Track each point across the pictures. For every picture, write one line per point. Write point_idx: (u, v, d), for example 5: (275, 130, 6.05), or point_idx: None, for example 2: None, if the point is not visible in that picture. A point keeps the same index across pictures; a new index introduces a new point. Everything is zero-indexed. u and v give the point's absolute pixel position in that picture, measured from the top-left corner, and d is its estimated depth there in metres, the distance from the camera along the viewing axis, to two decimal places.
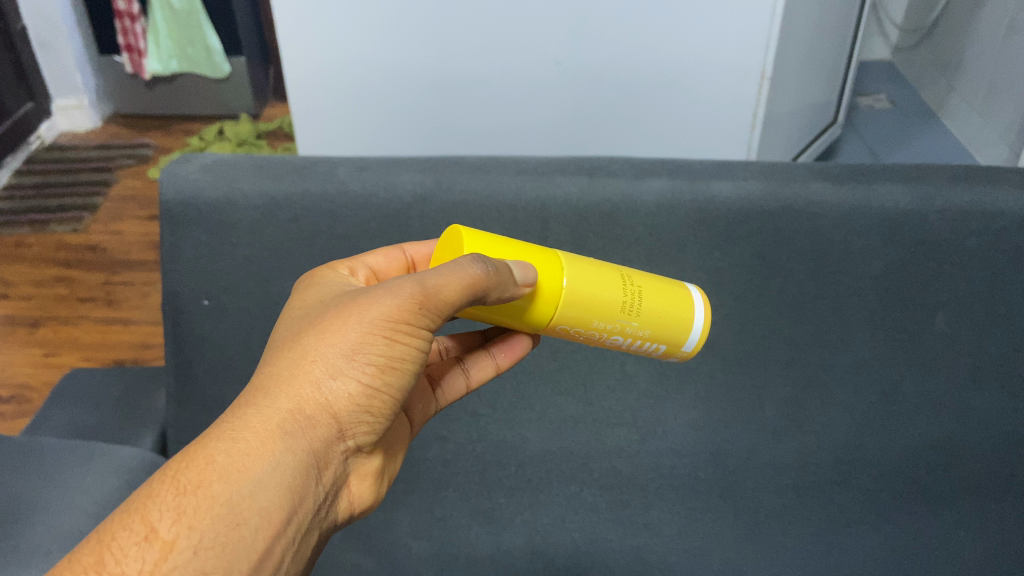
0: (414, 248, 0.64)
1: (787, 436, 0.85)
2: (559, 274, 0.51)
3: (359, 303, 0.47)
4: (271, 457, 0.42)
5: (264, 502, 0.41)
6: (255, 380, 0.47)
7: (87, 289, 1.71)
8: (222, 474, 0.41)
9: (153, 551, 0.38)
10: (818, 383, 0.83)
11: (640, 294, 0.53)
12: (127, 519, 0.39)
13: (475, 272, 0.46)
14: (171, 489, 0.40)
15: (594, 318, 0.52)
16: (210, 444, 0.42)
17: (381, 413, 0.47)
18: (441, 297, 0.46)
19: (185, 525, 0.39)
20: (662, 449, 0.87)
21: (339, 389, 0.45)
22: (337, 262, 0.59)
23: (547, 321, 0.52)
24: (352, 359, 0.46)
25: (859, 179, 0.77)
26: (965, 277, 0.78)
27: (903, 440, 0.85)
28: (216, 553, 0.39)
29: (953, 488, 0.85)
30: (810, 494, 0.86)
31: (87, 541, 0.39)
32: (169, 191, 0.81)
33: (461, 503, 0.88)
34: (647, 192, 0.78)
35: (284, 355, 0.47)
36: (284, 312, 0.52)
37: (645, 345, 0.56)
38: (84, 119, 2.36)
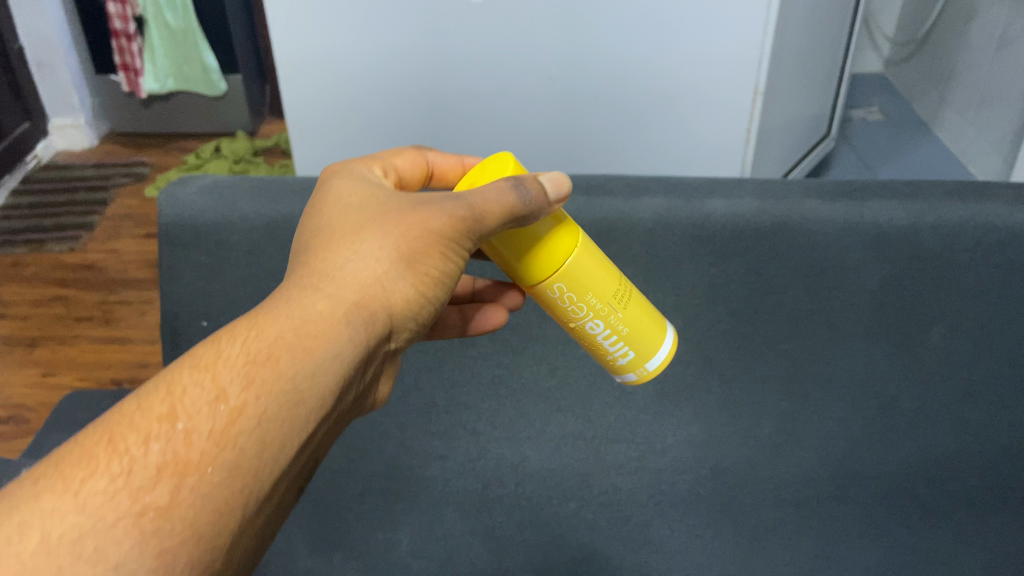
0: (436, 156, 0.63)
1: (786, 451, 0.86)
2: (576, 238, 0.52)
3: (413, 209, 0.48)
4: (336, 343, 0.43)
5: (325, 385, 0.42)
6: (308, 263, 0.46)
7: (84, 308, 1.71)
8: (290, 351, 0.41)
9: (221, 412, 0.38)
10: (815, 398, 0.84)
11: (628, 293, 0.55)
12: (195, 377, 0.39)
13: (519, 200, 0.47)
14: (239, 357, 0.40)
15: (590, 292, 0.53)
16: (277, 321, 0.42)
17: (423, 313, 0.49)
18: (487, 221, 0.47)
19: (253, 393, 0.39)
20: (661, 465, 0.88)
21: (392, 288, 0.46)
22: (369, 160, 0.58)
23: (547, 279, 0.52)
24: (406, 262, 0.46)
25: (853, 196, 0.77)
26: (960, 292, 0.78)
27: (900, 454, 0.85)
28: (278, 426, 0.40)
29: (951, 501, 0.86)
30: (809, 509, 0.87)
31: (153, 392, 0.38)
32: (167, 213, 0.82)
33: (461, 522, 0.88)
34: (643, 210, 0.78)
35: (339, 242, 0.47)
36: (324, 198, 0.51)
37: (614, 346, 0.56)
38: (81, 138, 2.37)
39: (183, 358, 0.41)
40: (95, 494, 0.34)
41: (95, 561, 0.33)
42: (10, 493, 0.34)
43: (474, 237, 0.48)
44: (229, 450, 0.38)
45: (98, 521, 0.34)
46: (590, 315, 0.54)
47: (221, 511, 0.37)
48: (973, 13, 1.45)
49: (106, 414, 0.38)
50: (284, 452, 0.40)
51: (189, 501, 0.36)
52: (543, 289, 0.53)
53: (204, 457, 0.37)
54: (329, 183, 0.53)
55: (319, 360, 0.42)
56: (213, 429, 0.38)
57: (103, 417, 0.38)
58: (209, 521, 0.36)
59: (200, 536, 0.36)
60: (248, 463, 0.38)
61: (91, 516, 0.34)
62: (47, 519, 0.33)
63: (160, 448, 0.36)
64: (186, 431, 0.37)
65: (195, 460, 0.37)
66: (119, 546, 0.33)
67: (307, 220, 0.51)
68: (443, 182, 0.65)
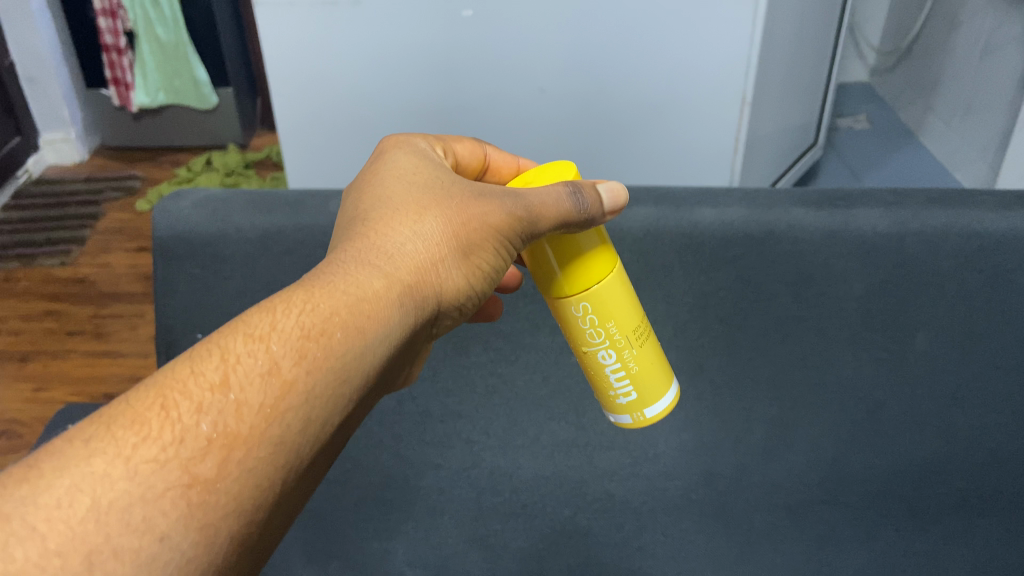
0: (495, 153, 0.67)
1: (776, 456, 0.87)
2: (615, 267, 0.55)
3: (474, 198, 0.51)
4: (384, 325, 0.45)
5: (369, 366, 0.44)
6: (367, 236, 0.49)
7: (75, 323, 1.71)
8: (345, 329, 0.43)
9: (274, 385, 0.40)
10: (804, 403, 0.85)
11: (646, 335, 0.58)
12: (250, 346, 0.41)
13: (575, 208, 0.51)
14: (297, 330, 0.42)
15: (613, 319, 0.55)
16: (333, 296, 0.44)
17: (464, 298, 0.52)
18: (541, 222, 0.50)
19: (304, 369, 0.41)
20: (654, 471, 0.89)
21: (442, 272, 0.50)
22: (429, 140, 0.61)
23: (577, 296, 0.54)
24: (458, 250, 0.50)
25: (839, 204, 0.79)
26: (946, 298, 0.79)
27: (889, 458, 0.86)
28: (323, 403, 0.42)
29: (940, 504, 0.87)
30: (801, 512, 0.88)
31: (207, 357, 0.40)
32: (163, 227, 0.82)
33: (457, 530, 0.90)
34: (633, 220, 0.79)
35: (400, 220, 0.50)
36: (381, 175, 0.54)
37: (617, 380, 0.58)
38: (72, 152, 2.37)
39: (238, 321, 0.42)
40: (146, 461, 0.35)
41: (142, 531, 0.34)
42: (61, 451, 0.35)
43: (526, 236, 0.51)
44: (277, 425, 0.39)
45: (148, 490, 0.35)
46: (607, 343, 0.56)
47: (264, 484, 0.39)
48: (957, 22, 1.47)
49: (156, 375, 0.39)
50: (327, 429, 0.42)
51: (234, 475, 0.37)
52: (567, 306, 0.55)
53: (252, 432, 0.38)
54: (388, 160, 0.56)
55: (370, 342, 0.44)
56: (265, 402, 0.39)
57: (154, 377, 0.39)
58: (251, 495, 0.38)
59: (241, 510, 0.38)
60: (294, 438, 0.40)
61: (141, 485, 0.35)
62: (97, 484, 0.34)
63: (211, 418, 0.38)
64: (237, 403, 0.39)
65: (244, 434, 0.38)
66: (166, 517, 0.35)
67: (367, 188, 0.53)
68: (497, 178, 0.68)
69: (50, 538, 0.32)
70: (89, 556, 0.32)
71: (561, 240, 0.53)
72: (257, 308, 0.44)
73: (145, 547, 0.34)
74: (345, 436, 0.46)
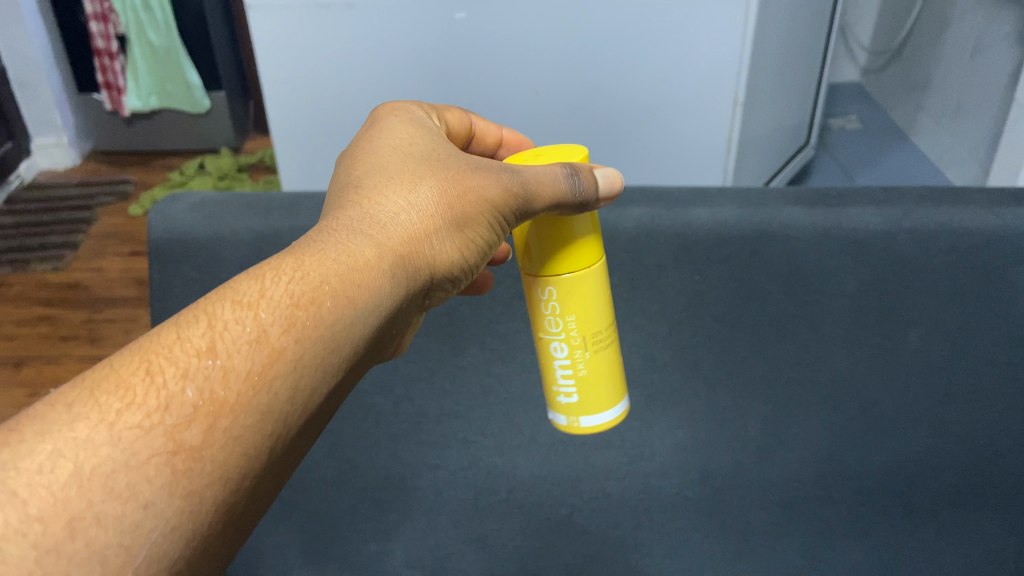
0: (480, 122, 0.67)
1: (771, 453, 0.87)
2: (593, 268, 0.56)
3: (471, 171, 0.52)
4: (375, 296, 0.46)
5: (357, 335, 0.45)
6: (359, 202, 0.49)
7: (69, 327, 1.70)
8: (334, 297, 0.44)
9: (262, 353, 0.40)
10: (799, 400, 0.85)
11: (606, 342, 0.59)
12: (238, 312, 0.41)
13: (571, 189, 0.52)
14: (286, 297, 0.42)
15: (574, 316, 0.57)
16: (324, 264, 0.45)
17: (456, 270, 0.53)
18: (538, 201, 0.51)
19: (293, 337, 0.42)
20: (651, 469, 0.89)
21: (436, 244, 0.50)
22: (426, 106, 0.62)
23: (545, 281, 0.56)
24: (453, 222, 0.51)
25: (829, 202, 0.80)
26: (938, 294, 0.80)
27: (884, 454, 0.87)
28: (310, 371, 0.42)
29: (935, 500, 0.87)
30: (796, 510, 0.89)
31: (194, 322, 0.40)
32: (158, 230, 0.83)
33: (454, 530, 0.90)
34: (627, 219, 0.80)
35: (394, 188, 0.50)
36: (377, 141, 0.55)
37: (562, 375, 0.60)
38: (64, 157, 2.37)
39: (227, 287, 0.43)
40: (131, 427, 0.36)
41: (126, 497, 0.35)
42: (43, 414, 0.35)
43: (520, 213, 0.52)
44: (264, 393, 0.40)
45: (132, 456, 0.35)
46: (562, 336, 0.58)
47: (250, 453, 0.39)
48: (947, 22, 1.48)
49: (142, 340, 0.40)
50: (314, 398, 0.43)
51: (220, 442, 0.38)
52: (532, 288, 0.57)
53: (238, 400, 0.39)
54: (386, 126, 0.56)
55: (360, 311, 0.45)
56: (252, 370, 0.40)
57: (140, 340, 0.40)
58: (237, 462, 0.39)
59: (226, 477, 0.38)
60: (281, 405, 0.41)
61: (125, 451, 0.35)
62: (80, 450, 0.34)
63: (197, 384, 0.38)
64: (223, 370, 0.39)
65: (230, 402, 0.39)
66: (150, 484, 0.35)
67: (362, 154, 0.54)
68: (480, 145, 0.69)
69: (32, 504, 0.33)
70: (71, 523, 0.33)
71: (554, 222, 0.54)
72: (246, 274, 0.44)
73: (128, 515, 0.34)
74: (334, 405, 0.46)
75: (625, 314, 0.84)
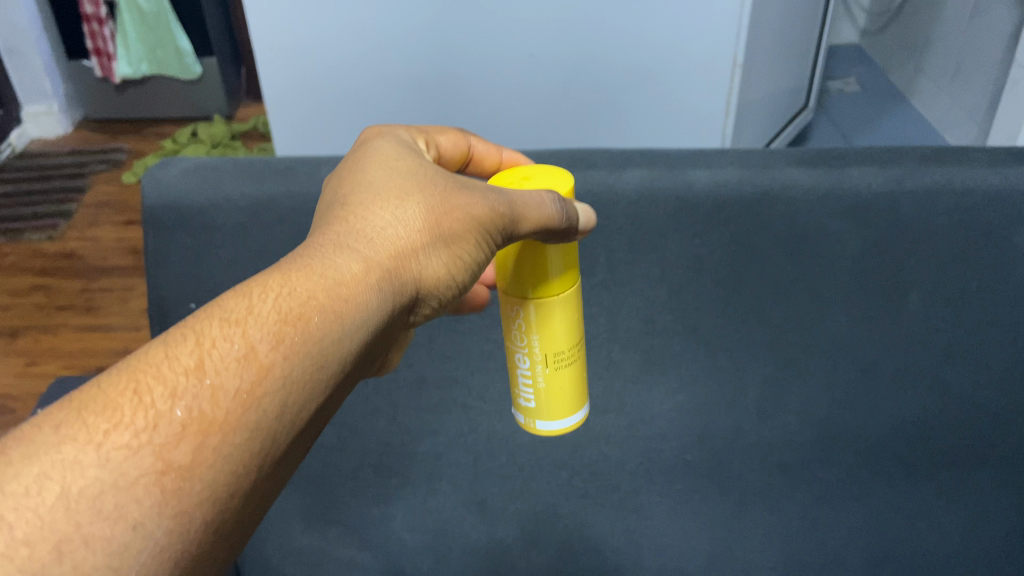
0: (478, 145, 0.66)
1: (770, 416, 0.87)
2: (562, 295, 0.55)
3: (457, 188, 0.49)
4: (364, 312, 0.44)
5: (347, 351, 0.43)
6: (347, 217, 0.48)
7: (65, 297, 1.69)
8: (323, 313, 0.42)
9: (250, 371, 0.39)
10: (798, 364, 0.85)
11: (570, 363, 0.58)
12: (227, 329, 0.40)
13: (557, 213, 0.50)
14: (275, 313, 0.41)
15: (538, 336, 0.56)
16: (313, 278, 0.43)
17: (447, 288, 0.50)
18: (526, 221, 0.49)
19: (281, 354, 0.40)
20: (651, 433, 0.89)
21: (426, 259, 0.48)
22: (419, 129, 0.60)
23: (512, 299, 0.55)
24: (443, 236, 0.48)
25: (832, 163, 0.79)
26: (939, 255, 0.80)
27: (882, 416, 0.87)
28: (299, 390, 0.41)
29: (933, 461, 0.88)
30: (796, 472, 0.89)
31: (182, 340, 0.39)
32: (152, 195, 0.82)
33: (454, 495, 0.91)
34: (627, 182, 0.79)
35: (381, 205, 0.47)
36: (366, 155, 0.53)
37: (524, 386, 0.60)
38: (55, 125, 2.34)
39: (215, 304, 0.41)
40: (119, 447, 0.35)
41: (115, 519, 0.34)
42: (30, 436, 0.35)
43: (508, 232, 0.50)
44: (253, 411, 0.39)
45: (121, 477, 0.34)
46: (527, 350, 0.57)
47: (240, 472, 0.38)
48: None
49: (131, 357, 0.39)
50: (303, 416, 0.41)
51: (210, 461, 0.37)
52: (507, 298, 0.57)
53: (227, 418, 0.38)
54: (375, 142, 0.55)
55: (349, 327, 0.43)
56: (241, 388, 0.39)
57: (129, 358, 0.39)
58: (226, 480, 0.37)
59: (216, 497, 0.37)
60: (271, 423, 0.39)
61: (113, 472, 0.34)
62: (67, 472, 0.34)
63: (185, 404, 0.37)
64: (212, 388, 0.38)
65: (220, 420, 0.38)
66: (139, 504, 0.34)
67: (350, 168, 0.51)
68: (476, 167, 0.67)
69: (19, 527, 0.32)
70: (59, 545, 0.32)
71: (534, 250, 0.53)
72: (234, 290, 0.42)
73: (117, 536, 0.34)
74: (322, 423, 0.45)
75: (625, 279, 0.83)
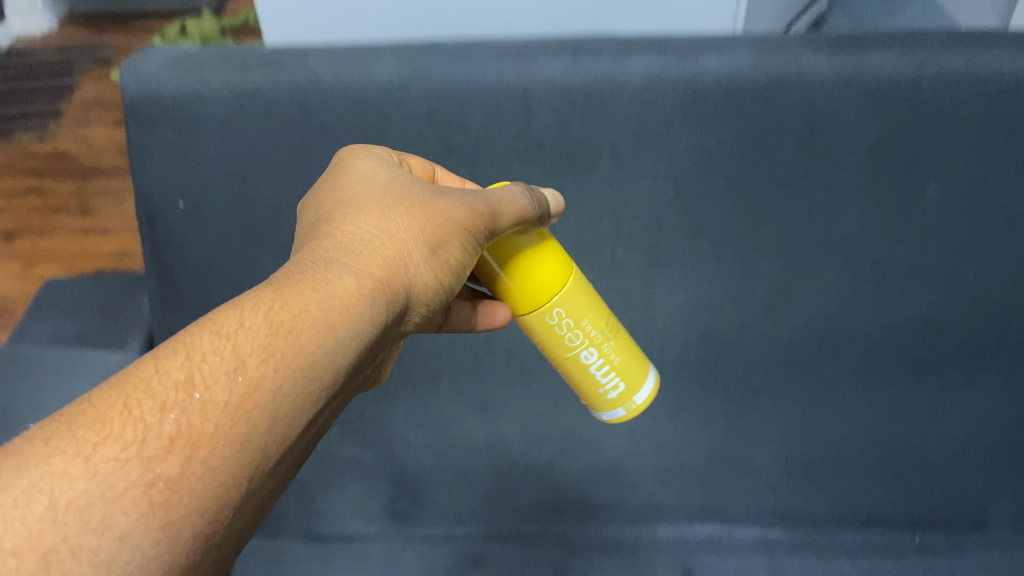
0: (443, 174, 0.67)
1: (777, 313, 0.85)
2: (569, 267, 0.60)
3: (435, 198, 0.54)
4: (354, 325, 0.46)
5: (339, 363, 0.45)
6: (334, 234, 0.51)
7: (59, 198, 1.66)
8: (312, 324, 0.44)
9: (239, 385, 0.41)
10: (808, 260, 0.82)
11: (613, 314, 0.64)
12: (216, 344, 0.42)
13: (530, 207, 0.57)
14: (265, 327, 0.43)
15: (588, 317, 0.61)
16: (305, 292, 0.45)
17: (434, 293, 0.54)
18: (504, 220, 0.55)
19: (271, 367, 0.42)
20: (653, 332, 0.88)
21: (413, 268, 0.51)
22: (393, 151, 0.64)
23: (545, 305, 0.59)
24: (429, 245, 0.52)
25: (852, 47, 0.74)
26: (959, 144, 0.76)
27: (893, 312, 0.84)
28: (289, 401, 0.43)
29: (945, 358, 0.86)
30: (802, 370, 0.88)
31: (172, 354, 0.41)
32: (133, 87, 0.78)
33: (456, 394, 0.89)
34: (633, 71, 0.75)
35: (365, 219, 0.52)
36: (347, 176, 0.56)
37: (608, 373, 0.64)
38: (39, 21, 2.26)
39: (205, 321, 0.43)
40: (108, 460, 0.36)
41: (100, 531, 0.34)
42: (20, 450, 0.35)
43: (488, 236, 0.54)
44: (243, 423, 0.40)
45: (110, 487, 0.35)
46: (586, 343, 0.61)
47: (228, 484, 0.39)
48: None
49: (120, 374, 0.40)
50: (293, 426, 0.43)
51: (199, 472, 0.38)
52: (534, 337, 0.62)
53: (216, 431, 0.39)
54: (352, 162, 0.58)
55: (337, 338, 0.45)
56: (232, 401, 0.40)
57: (118, 376, 0.40)
58: (217, 491, 0.39)
59: (205, 508, 0.38)
60: (258, 436, 0.41)
61: (104, 484, 0.35)
62: (56, 485, 0.34)
63: (174, 417, 0.38)
64: (201, 402, 0.39)
65: (209, 432, 0.39)
66: (126, 517, 0.35)
67: (336, 188, 0.55)
68: None
69: (7, 538, 0.32)
70: (46, 555, 0.33)
71: (504, 240, 0.58)
72: (228, 305, 0.44)
73: (103, 546, 0.34)
74: (309, 437, 0.46)
75: (631, 175, 0.80)
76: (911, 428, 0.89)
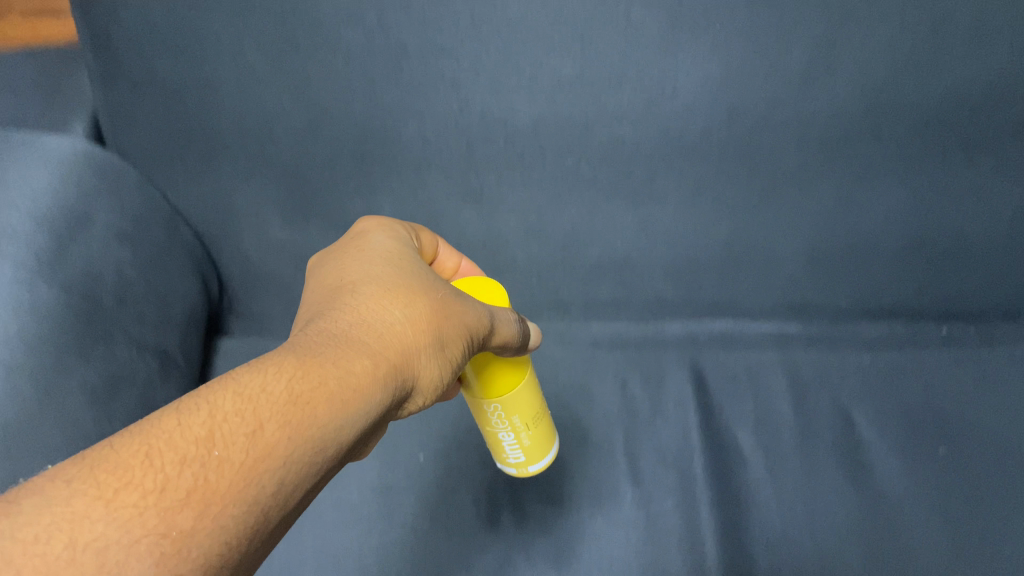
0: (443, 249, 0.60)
1: (815, 84, 0.63)
2: (519, 372, 0.53)
3: (455, 296, 0.45)
4: (370, 405, 0.37)
5: (347, 443, 0.35)
6: (347, 306, 0.41)
7: None
8: (337, 394, 0.35)
9: (257, 448, 0.31)
10: (859, 12, 0.59)
11: (546, 414, 0.57)
12: (239, 405, 0.32)
13: (516, 334, 0.50)
14: (286, 390, 0.34)
15: (516, 415, 0.54)
16: (324, 364, 0.36)
17: (435, 393, 0.43)
18: (499, 337, 0.48)
19: (288, 435, 0.32)
20: (673, 110, 0.66)
21: (424, 362, 0.41)
22: (415, 225, 0.57)
23: (479, 388, 0.52)
24: (440, 342, 0.42)
25: None
26: None
27: (949, 77, 0.63)
28: (295, 491, 0.33)
29: (996, 128, 0.66)
30: (838, 149, 0.68)
31: (195, 408, 0.31)
32: None
33: (448, 183, 0.72)
34: None
35: (386, 299, 0.41)
36: (357, 247, 0.47)
37: (513, 449, 0.57)
38: None
39: (227, 375, 0.34)
40: (127, 503, 0.27)
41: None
42: (42, 487, 0.27)
43: (478, 345, 0.46)
44: (255, 486, 0.31)
45: (127, 530, 0.26)
46: (509, 429, 0.55)
47: (230, 554, 0.29)
48: None
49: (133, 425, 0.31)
50: (293, 506, 0.33)
51: (212, 532, 0.29)
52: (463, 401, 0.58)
53: (231, 490, 0.30)
54: (372, 233, 0.49)
55: (356, 419, 0.36)
56: (247, 461, 0.31)
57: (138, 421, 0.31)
58: (213, 568, 0.29)
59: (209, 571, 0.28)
60: (267, 511, 0.31)
61: (122, 527, 0.26)
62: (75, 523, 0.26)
63: (195, 472, 0.29)
64: (220, 461, 0.30)
65: (223, 491, 0.29)
66: (140, 565, 0.26)
67: (346, 266, 0.45)
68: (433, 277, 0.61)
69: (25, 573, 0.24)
70: None
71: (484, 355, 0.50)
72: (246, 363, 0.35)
73: None
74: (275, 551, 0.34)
75: None
76: (947, 219, 0.73)
